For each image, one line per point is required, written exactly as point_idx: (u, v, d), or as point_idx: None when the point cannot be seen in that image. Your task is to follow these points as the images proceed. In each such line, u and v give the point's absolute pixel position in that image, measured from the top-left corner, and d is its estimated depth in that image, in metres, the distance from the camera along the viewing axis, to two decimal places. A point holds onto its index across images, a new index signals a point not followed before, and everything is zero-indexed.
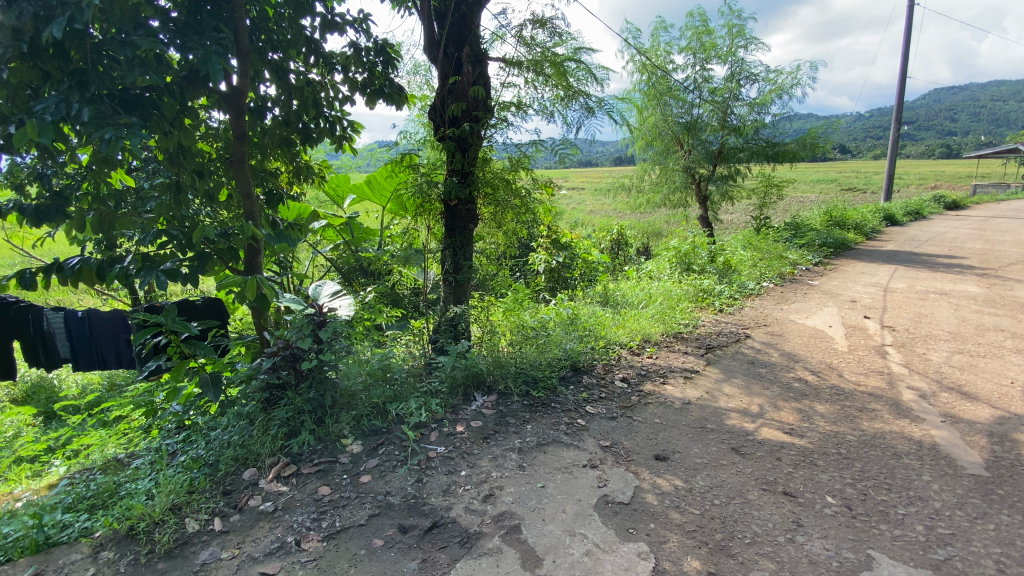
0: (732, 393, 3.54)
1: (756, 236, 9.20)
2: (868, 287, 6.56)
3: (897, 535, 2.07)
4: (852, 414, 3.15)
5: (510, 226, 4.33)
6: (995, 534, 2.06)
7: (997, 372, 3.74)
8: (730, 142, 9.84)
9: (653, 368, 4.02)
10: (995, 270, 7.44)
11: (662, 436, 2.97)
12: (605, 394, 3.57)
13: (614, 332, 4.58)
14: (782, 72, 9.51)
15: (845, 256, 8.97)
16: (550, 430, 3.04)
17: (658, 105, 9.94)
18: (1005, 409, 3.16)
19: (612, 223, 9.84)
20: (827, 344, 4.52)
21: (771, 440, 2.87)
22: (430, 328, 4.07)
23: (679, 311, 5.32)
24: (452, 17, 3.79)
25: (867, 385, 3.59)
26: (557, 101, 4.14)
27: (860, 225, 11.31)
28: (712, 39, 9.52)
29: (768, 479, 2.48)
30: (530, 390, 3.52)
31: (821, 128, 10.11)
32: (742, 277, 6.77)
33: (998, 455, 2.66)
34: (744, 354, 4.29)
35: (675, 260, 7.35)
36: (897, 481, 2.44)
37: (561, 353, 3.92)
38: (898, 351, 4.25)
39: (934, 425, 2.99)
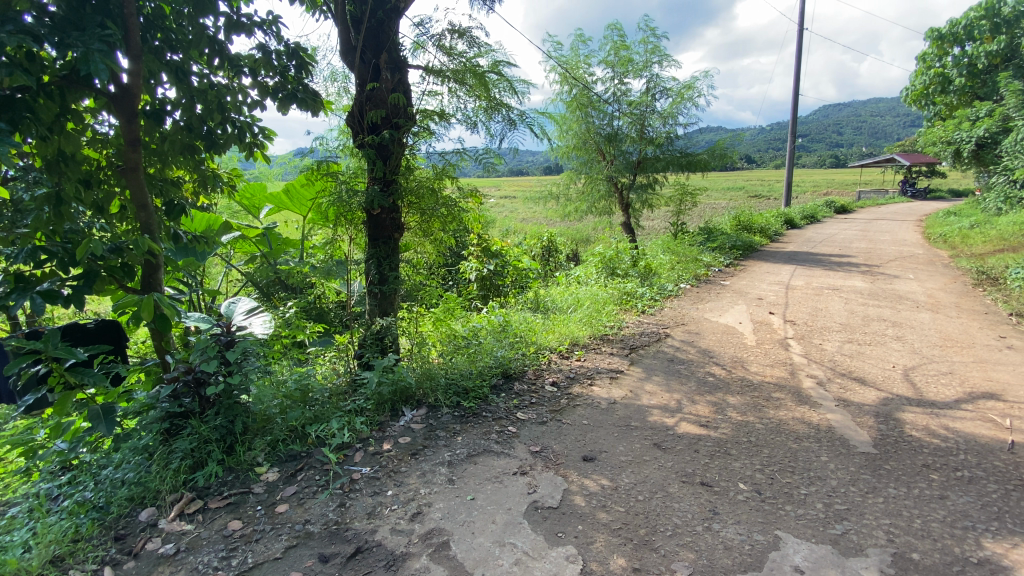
0: (654, 390, 3.70)
1: (674, 241, 9.75)
2: (773, 285, 7.13)
3: (800, 514, 2.23)
4: (760, 404, 3.39)
5: (436, 234, 4.27)
6: (883, 506, 2.27)
7: (881, 358, 4.18)
8: (648, 154, 10.40)
9: (581, 371, 4.10)
10: (877, 267, 8.35)
11: (590, 437, 3.03)
12: (535, 399, 3.59)
13: (544, 337, 4.63)
14: (692, 86, 10.20)
15: (753, 257, 9.72)
16: (480, 440, 3.00)
17: (581, 116, 10.33)
18: (887, 391, 3.54)
19: (542, 230, 10.01)
20: (738, 339, 4.84)
21: (689, 434, 3.01)
22: (355, 342, 3.91)
23: (604, 314, 5.49)
24: (368, 23, 3.71)
25: (771, 376, 3.88)
26: (480, 112, 4.16)
27: (764, 228, 12.32)
28: (628, 54, 10.04)
29: (687, 472, 2.60)
30: (460, 401, 3.45)
31: (728, 140, 10.81)
32: (661, 280, 7.14)
33: (884, 433, 2.96)
34: (664, 353, 4.50)
35: (601, 265, 7.61)
36: (800, 464, 2.64)
37: (492, 361, 3.90)
38: (798, 343, 4.64)
39: (830, 410, 3.27)
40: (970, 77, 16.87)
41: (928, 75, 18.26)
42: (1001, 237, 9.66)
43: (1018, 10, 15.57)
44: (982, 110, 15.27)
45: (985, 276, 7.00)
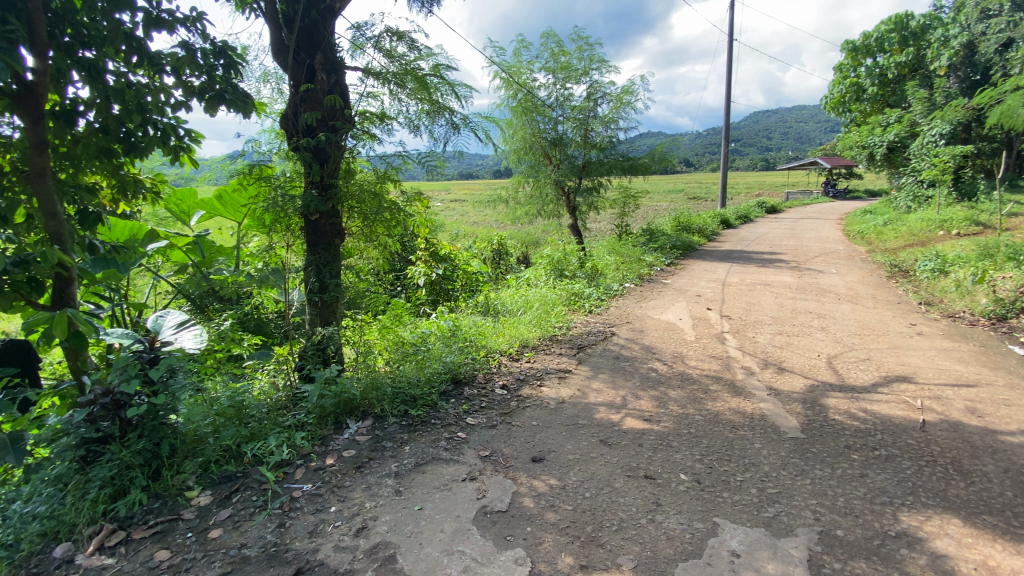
0: (600, 388, 3.78)
1: (619, 242, 10.04)
2: (710, 282, 7.49)
3: (736, 500, 2.33)
4: (698, 397, 3.53)
5: (380, 239, 4.17)
6: (810, 487, 2.42)
7: (807, 348, 4.47)
8: (592, 158, 10.66)
9: (531, 373, 4.13)
10: (804, 263, 8.94)
11: (539, 438, 3.05)
12: (485, 403, 3.57)
13: (494, 340, 4.63)
14: (631, 91, 10.55)
15: (692, 256, 10.16)
16: (428, 448, 2.95)
17: (526, 120, 10.46)
18: (814, 379, 3.78)
19: (491, 234, 10.01)
20: (679, 335, 5.03)
21: (633, 429, 3.09)
22: (295, 353, 3.75)
23: (553, 315, 5.57)
24: (301, 22, 3.58)
25: (708, 369, 4.07)
26: (423, 115, 4.12)
27: (703, 229, 12.92)
28: (568, 60, 10.26)
29: (632, 466, 2.66)
30: (408, 410, 3.38)
31: (667, 144, 11.27)
32: (607, 280, 7.32)
33: (810, 418, 3.16)
34: (610, 351, 4.61)
35: (550, 267, 7.70)
36: (736, 452, 2.77)
37: (441, 367, 3.85)
38: (733, 336, 4.88)
39: (762, 399, 3.46)
40: (880, 87, 18.43)
41: (845, 84, 19.79)
42: (910, 233, 10.58)
43: (922, 25, 17.26)
44: (891, 117, 16.71)
45: (896, 269, 7.64)
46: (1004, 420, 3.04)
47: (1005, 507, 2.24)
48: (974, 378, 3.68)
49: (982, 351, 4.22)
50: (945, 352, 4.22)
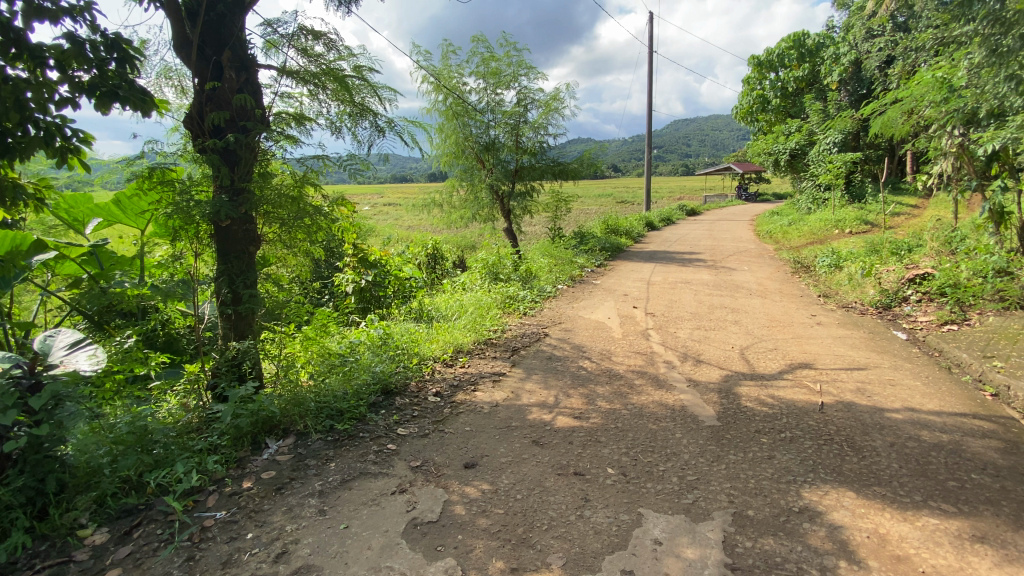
0: (533, 389, 3.81)
1: (552, 245, 10.25)
2: (637, 282, 7.84)
3: (659, 490, 2.44)
4: (625, 392, 3.67)
5: (302, 245, 3.98)
6: (725, 472, 2.58)
7: (723, 341, 4.77)
8: (525, 163, 10.85)
9: (464, 378, 4.09)
10: (721, 261, 9.58)
11: (472, 443, 3.02)
12: (417, 412, 3.49)
13: (427, 346, 4.54)
14: (560, 98, 10.82)
15: (620, 257, 10.57)
16: (355, 463, 2.83)
17: (457, 124, 10.43)
18: (728, 369, 4.04)
19: (426, 238, 9.84)
20: (607, 333, 5.20)
21: (564, 427, 3.15)
22: (207, 371, 3.48)
23: (487, 318, 5.57)
24: (206, 16, 3.35)
25: (634, 365, 4.23)
26: (344, 117, 3.99)
27: (630, 231, 13.50)
28: (498, 65, 10.36)
29: (562, 464, 2.71)
30: (334, 424, 3.23)
31: (594, 150, 11.67)
32: (541, 282, 7.45)
33: (725, 407, 3.37)
34: (543, 352, 4.68)
35: (484, 271, 7.68)
36: (659, 443, 2.90)
37: (370, 377, 3.72)
38: (657, 333, 5.13)
39: (682, 391, 3.65)
40: (782, 99, 20.17)
41: (752, 96, 21.46)
42: (811, 232, 11.63)
43: (816, 44, 19.06)
44: (792, 127, 18.31)
45: (799, 266, 8.37)
46: (889, 399, 3.40)
47: (890, 478, 2.49)
48: (864, 362, 4.09)
49: (870, 338, 4.71)
50: (840, 340, 4.67)
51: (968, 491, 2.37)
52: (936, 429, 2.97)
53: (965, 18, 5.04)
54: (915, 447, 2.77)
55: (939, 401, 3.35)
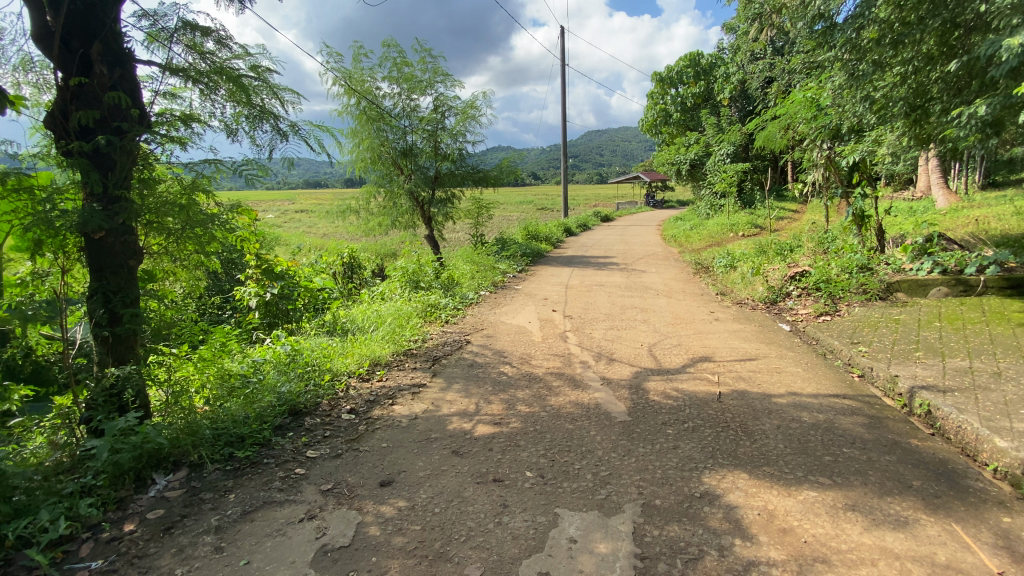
0: (454, 398, 3.77)
1: (473, 252, 10.26)
2: (557, 286, 8.05)
3: (574, 488, 2.50)
4: (543, 394, 3.74)
5: (193, 258, 3.63)
6: (635, 465, 2.70)
7: (634, 339, 5.03)
8: (444, 169, 10.79)
9: (381, 393, 3.94)
10: (633, 264, 10.12)
11: (388, 459, 2.92)
12: (328, 432, 3.31)
13: (340, 362, 4.32)
14: (476, 106, 10.89)
15: (540, 263, 10.81)
16: (258, 493, 2.62)
17: (372, 129, 10.13)
18: (638, 366, 4.27)
19: (341, 246, 9.41)
20: (528, 337, 5.28)
21: (484, 434, 3.14)
22: (80, 403, 3.06)
23: (407, 328, 5.43)
24: (70, 4, 2.96)
25: (552, 367, 4.33)
26: (241, 119, 3.70)
27: (549, 237, 13.87)
28: (412, 71, 10.22)
29: (481, 472, 2.69)
30: (233, 452, 2.98)
31: (513, 158, 11.85)
32: (462, 289, 7.41)
33: (635, 402, 3.54)
34: (465, 359, 4.65)
35: (405, 279, 7.45)
36: (574, 442, 2.97)
37: (275, 399, 3.47)
38: (574, 334, 5.29)
39: (597, 390, 3.78)
40: (682, 113, 21.81)
41: (654, 110, 22.93)
42: (711, 235, 12.64)
43: (709, 63, 20.82)
44: (692, 139, 19.85)
45: (700, 267, 9.05)
46: (776, 385, 3.76)
47: (777, 457, 2.75)
48: (755, 352, 4.50)
49: (760, 330, 5.20)
50: (735, 333, 5.10)
51: (840, 463, 2.67)
52: (814, 410, 3.32)
53: (828, 45, 5.79)
54: (798, 427, 3.09)
55: (816, 385, 3.76)
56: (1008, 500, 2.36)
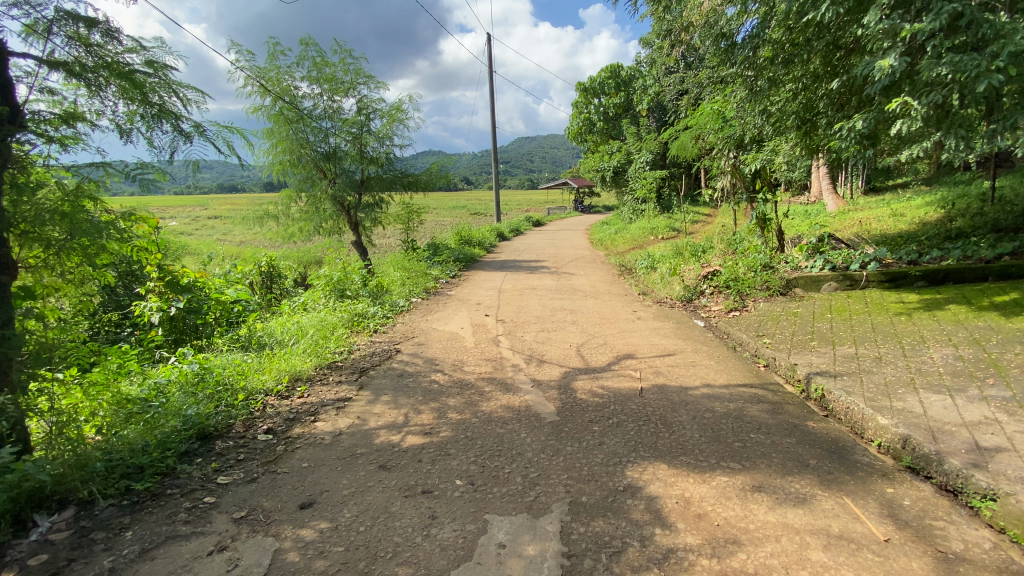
0: (381, 410, 3.65)
1: (403, 258, 10.05)
2: (489, 290, 8.08)
3: (504, 493, 2.51)
4: (474, 400, 3.72)
5: (81, 271, 3.25)
6: (564, 464, 2.76)
7: (564, 340, 5.14)
8: (371, 173, 10.49)
9: (302, 409, 3.74)
10: (563, 267, 10.38)
11: (310, 480, 2.77)
12: (243, 455, 3.09)
13: (256, 379, 4.05)
14: (402, 109, 10.69)
15: (472, 268, 10.80)
16: (161, 527, 2.40)
17: (290, 130, 9.64)
18: (567, 366, 4.37)
19: (259, 255, 8.84)
20: (460, 343, 5.24)
21: (412, 445, 3.07)
22: None
23: (331, 340, 5.19)
24: None
25: (483, 372, 4.33)
26: (135, 118, 3.38)
27: (481, 242, 13.90)
28: (333, 71, 9.86)
29: (409, 485, 2.63)
30: (132, 485, 2.70)
31: (442, 163, 11.75)
32: (392, 297, 7.23)
33: (564, 402, 3.62)
34: (394, 369, 4.53)
35: (329, 288, 7.12)
36: (504, 446, 2.99)
37: (179, 423, 3.18)
38: (506, 338, 5.33)
39: (528, 392, 3.83)
40: (605, 122, 22.75)
41: (578, 118, 23.71)
42: (634, 238, 13.24)
43: (628, 75, 21.90)
44: (615, 147, 20.74)
45: (625, 269, 9.45)
46: (692, 378, 3.99)
47: (693, 447, 2.91)
48: (674, 348, 4.77)
49: (678, 327, 5.51)
50: (656, 331, 5.38)
51: (748, 448, 2.89)
52: (726, 400, 3.57)
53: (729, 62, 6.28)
54: (712, 417, 3.30)
55: (727, 376, 4.04)
56: (889, 473, 2.65)
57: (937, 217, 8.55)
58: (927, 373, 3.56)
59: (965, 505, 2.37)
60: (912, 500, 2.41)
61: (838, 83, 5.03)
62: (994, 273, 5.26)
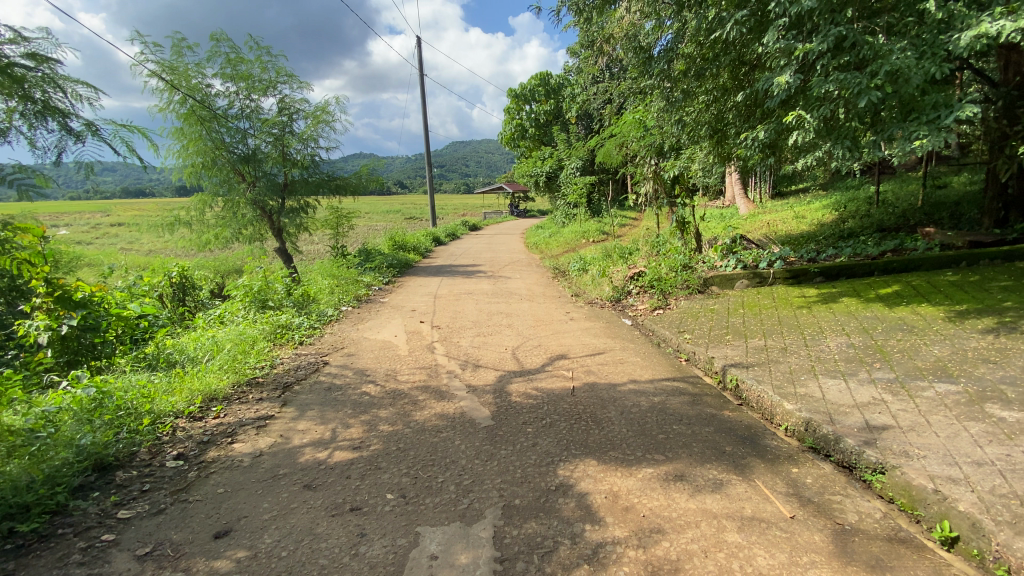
0: (307, 427, 3.48)
1: (333, 265, 9.67)
2: (424, 296, 7.96)
3: (436, 503, 2.47)
4: (406, 410, 3.65)
5: None
6: (497, 468, 2.76)
7: (498, 344, 5.17)
8: (295, 177, 10.01)
9: (217, 431, 3.48)
10: (498, 271, 10.43)
11: (226, 506, 2.59)
12: (148, 485, 2.83)
13: (164, 401, 3.72)
14: (326, 108, 10.29)
15: (407, 273, 10.59)
16: (49, 573, 2.13)
17: (203, 130, 9.00)
18: (502, 370, 4.39)
19: (169, 264, 8.15)
20: (393, 352, 5.12)
21: (341, 461, 2.96)
22: None
23: (251, 355, 4.88)
24: None
25: (417, 380, 4.25)
26: (13, 116, 3.03)
27: (416, 248, 13.68)
28: (249, 68, 9.33)
29: (336, 503, 2.52)
30: (13, 527, 2.36)
31: (372, 165, 11.44)
32: (320, 306, 6.93)
33: (498, 406, 3.64)
34: (322, 382, 4.34)
35: (249, 299, 6.68)
36: (437, 455, 2.95)
37: (72, 455, 2.83)
38: (441, 344, 5.27)
39: (462, 398, 3.81)
40: (537, 128, 23.20)
41: (510, 124, 24.01)
42: (568, 241, 13.58)
43: (558, 83, 22.49)
44: (546, 153, 21.19)
45: (559, 271, 9.66)
46: (620, 375, 4.15)
47: (621, 441, 3.03)
48: (603, 347, 4.93)
49: (608, 326, 5.71)
50: (587, 331, 5.54)
51: (671, 439, 3.04)
52: (651, 394, 3.74)
53: (647, 73, 6.63)
54: (638, 411, 3.44)
55: (652, 371, 4.24)
56: (795, 454, 2.90)
57: (832, 219, 9.48)
58: (825, 361, 3.92)
59: (859, 479, 2.63)
60: (813, 478, 2.64)
61: (743, 96, 5.45)
62: (880, 268, 5.85)
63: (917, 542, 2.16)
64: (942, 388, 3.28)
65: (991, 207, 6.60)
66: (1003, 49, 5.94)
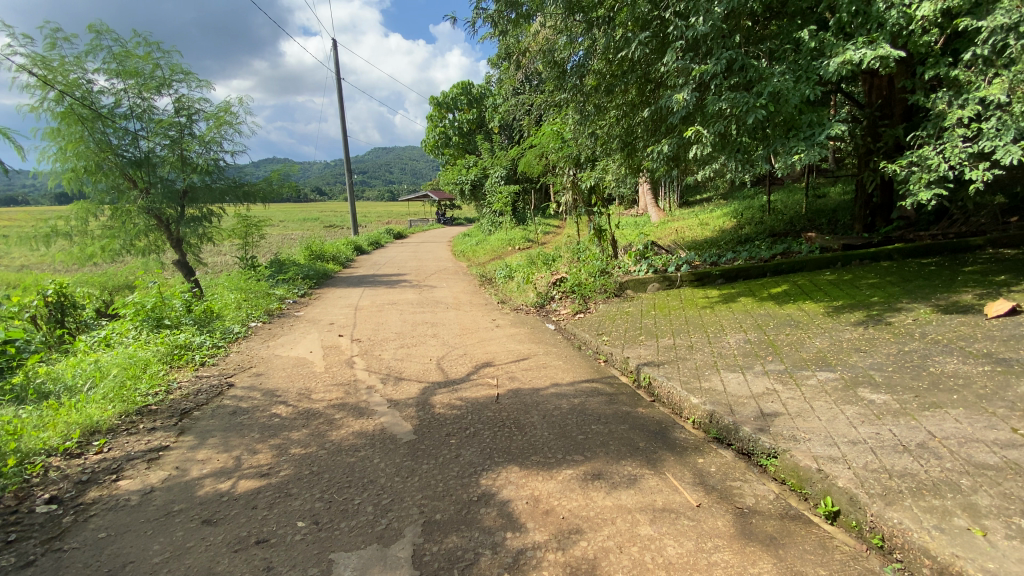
0: (207, 456, 3.20)
1: (241, 277, 9.02)
2: (343, 308, 7.65)
3: (352, 526, 2.37)
4: (321, 430, 3.47)
5: None
6: (418, 483, 2.71)
7: (421, 355, 5.07)
8: (196, 183, 9.24)
9: (99, 468, 3.11)
10: (423, 280, 10.29)
11: (108, 552, 2.31)
12: (12, 536, 2.45)
13: (33, 437, 3.25)
14: (230, 108, 9.63)
15: (326, 285, 10.13)
16: None
17: (85, 130, 8.05)
18: (425, 381, 4.31)
19: (43, 280, 7.18)
20: (308, 369, 4.86)
21: (246, 491, 2.75)
22: None
23: (142, 380, 4.41)
24: None
25: (334, 398, 4.06)
26: None
27: (336, 257, 13.14)
28: (137, 64, 8.51)
29: (240, 537, 2.34)
30: None
31: (284, 170, 10.76)
32: (225, 323, 6.43)
33: (421, 419, 3.57)
34: (227, 406, 4.03)
35: (141, 318, 6.03)
36: (354, 476, 2.82)
37: None
38: (361, 358, 5.09)
39: (382, 414, 3.69)
40: (460, 137, 23.25)
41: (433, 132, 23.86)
42: (493, 249, 13.69)
43: (480, 92, 22.70)
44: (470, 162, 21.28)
45: (485, 279, 9.71)
46: (542, 379, 4.23)
47: (543, 445, 3.08)
48: (527, 352, 5.01)
49: (531, 332, 5.81)
50: (511, 337, 5.60)
51: (590, 439, 3.14)
52: (571, 397, 3.84)
53: (561, 86, 6.86)
54: (559, 414, 3.52)
55: (573, 374, 4.37)
56: (701, 445, 3.10)
57: (732, 225, 10.33)
58: (726, 356, 4.25)
59: (757, 464, 2.87)
60: (717, 466, 2.85)
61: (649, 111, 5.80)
62: (772, 269, 6.45)
63: (805, 518, 2.39)
64: (823, 375, 3.68)
65: (860, 214, 7.50)
66: (867, 75, 6.80)
